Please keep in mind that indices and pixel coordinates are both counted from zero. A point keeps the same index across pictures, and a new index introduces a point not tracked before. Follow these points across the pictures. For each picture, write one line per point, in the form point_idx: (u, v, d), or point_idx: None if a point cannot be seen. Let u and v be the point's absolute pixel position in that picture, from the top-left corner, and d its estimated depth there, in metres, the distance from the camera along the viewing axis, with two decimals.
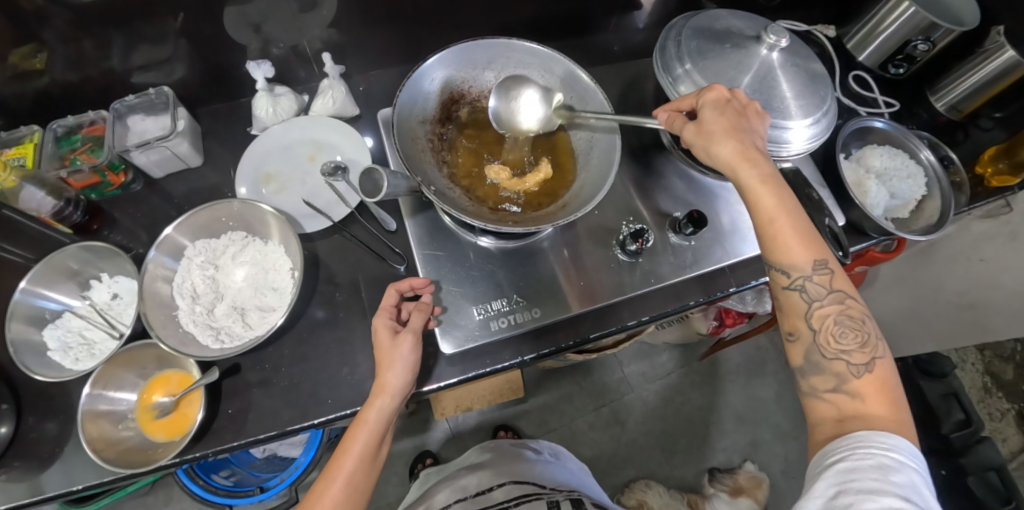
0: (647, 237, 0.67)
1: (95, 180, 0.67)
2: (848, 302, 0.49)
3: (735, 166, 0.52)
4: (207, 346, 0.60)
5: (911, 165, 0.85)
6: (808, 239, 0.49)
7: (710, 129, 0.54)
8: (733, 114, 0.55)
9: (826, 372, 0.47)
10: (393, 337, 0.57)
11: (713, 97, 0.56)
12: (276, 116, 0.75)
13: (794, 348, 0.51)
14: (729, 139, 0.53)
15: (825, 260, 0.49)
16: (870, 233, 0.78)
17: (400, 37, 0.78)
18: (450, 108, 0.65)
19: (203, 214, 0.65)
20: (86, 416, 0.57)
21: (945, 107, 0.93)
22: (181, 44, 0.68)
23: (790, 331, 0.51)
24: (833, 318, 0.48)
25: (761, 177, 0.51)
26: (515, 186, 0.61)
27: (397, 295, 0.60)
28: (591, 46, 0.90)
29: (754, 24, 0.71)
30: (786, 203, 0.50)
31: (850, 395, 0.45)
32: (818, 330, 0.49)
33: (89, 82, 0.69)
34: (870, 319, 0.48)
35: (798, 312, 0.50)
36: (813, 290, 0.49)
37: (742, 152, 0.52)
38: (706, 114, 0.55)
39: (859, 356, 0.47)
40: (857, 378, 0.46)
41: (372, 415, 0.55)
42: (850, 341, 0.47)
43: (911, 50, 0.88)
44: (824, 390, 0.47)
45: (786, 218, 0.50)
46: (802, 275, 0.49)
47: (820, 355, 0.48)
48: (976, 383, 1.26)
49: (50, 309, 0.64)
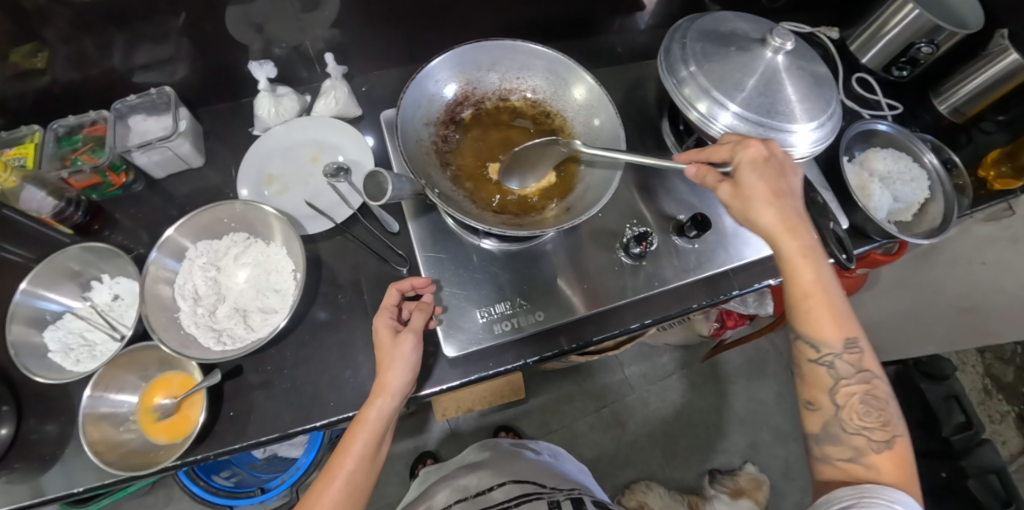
0: (651, 240, 0.67)
1: (96, 180, 0.67)
2: (873, 382, 0.49)
3: (776, 234, 0.52)
4: (209, 348, 0.60)
5: (914, 168, 0.85)
6: (840, 319, 0.50)
7: (751, 194, 0.53)
8: (778, 177, 0.53)
9: (845, 444, 0.48)
10: (394, 337, 0.57)
11: (757, 157, 0.54)
12: (278, 116, 0.74)
13: (812, 417, 0.51)
14: (771, 207, 0.52)
15: (855, 340, 0.49)
16: (873, 237, 0.78)
17: (403, 38, 0.78)
18: (455, 110, 0.65)
19: (203, 216, 0.65)
20: (87, 418, 0.56)
21: (948, 109, 0.93)
22: (183, 43, 0.67)
23: (811, 400, 0.51)
24: (858, 396, 0.49)
25: (800, 251, 0.51)
26: (511, 185, 0.62)
27: (399, 295, 0.60)
28: (594, 47, 0.90)
29: (759, 26, 0.71)
30: (823, 281, 0.50)
31: (867, 467, 0.46)
32: (842, 406, 0.49)
33: (89, 82, 0.68)
34: (894, 402, 0.49)
35: (821, 386, 0.50)
36: (842, 367, 0.49)
37: (783, 224, 0.52)
38: (746, 175, 0.53)
39: (879, 433, 0.47)
40: (877, 454, 0.46)
41: (373, 415, 0.55)
42: (872, 419, 0.48)
43: (915, 53, 0.88)
44: (839, 459, 0.48)
45: (820, 295, 0.50)
46: (832, 352, 0.49)
47: (841, 427, 0.48)
48: (977, 385, 1.26)
49: (50, 310, 0.64)
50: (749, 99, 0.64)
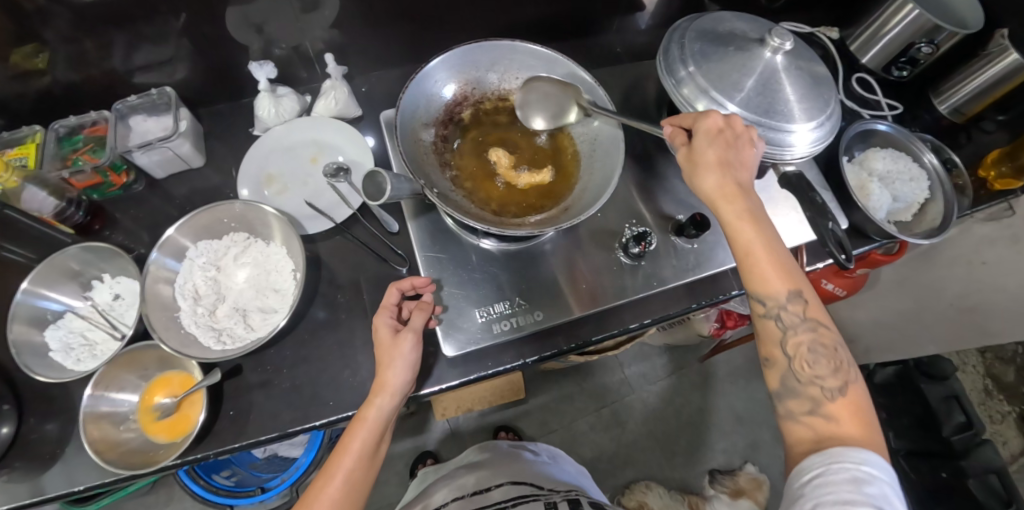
0: (650, 240, 0.67)
1: (97, 180, 0.67)
2: (821, 330, 0.49)
3: (716, 200, 0.52)
4: (209, 347, 0.60)
5: (914, 168, 0.84)
6: (784, 272, 0.49)
7: (700, 159, 0.53)
8: (724, 142, 0.53)
9: (802, 396, 0.47)
10: (394, 336, 0.57)
11: (709, 123, 0.54)
12: (278, 116, 0.75)
13: (770, 374, 0.51)
14: (715, 171, 0.52)
15: (799, 290, 0.49)
16: (872, 237, 0.78)
17: (402, 39, 0.78)
18: (454, 110, 0.65)
19: (204, 215, 0.65)
20: (88, 417, 0.57)
21: (948, 110, 0.93)
22: (183, 44, 0.68)
23: (767, 356, 0.51)
24: (807, 345, 0.48)
25: (741, 212, 0.51)
26: (511, 179, 0.63)
27: (399, 294, 0.60)
28: (594, 48, 0.90)
29: (758, 26, 0.71)
30: (765, 237, 0.50)
31: (826, 417, 0.45)
32: (793, 357, 0.49)
33: (90, 82, 0.69)
34: (843, 347, 0.48)
35: (773, 340, 0.50)
36: (788, 319, 0.49)
37: (726, 185, 0.52)
38: (699, 141, 0.54)
39: (832, 381, 0.47)
40: (831, 402, 0.46)
41: (373, 413, 0.55)
42: (823, 366, 0.47)
43: (915, 53, 0.88)
44: (800, 413, 0.47)
45: (763, 252, 0.50)
46: (777, 305, 0.49)
47: (796, 380, 0.48)
48: (977, 386, 1.26)
49: (51, 309, 0.64)
50: (747, 98, 0.64)
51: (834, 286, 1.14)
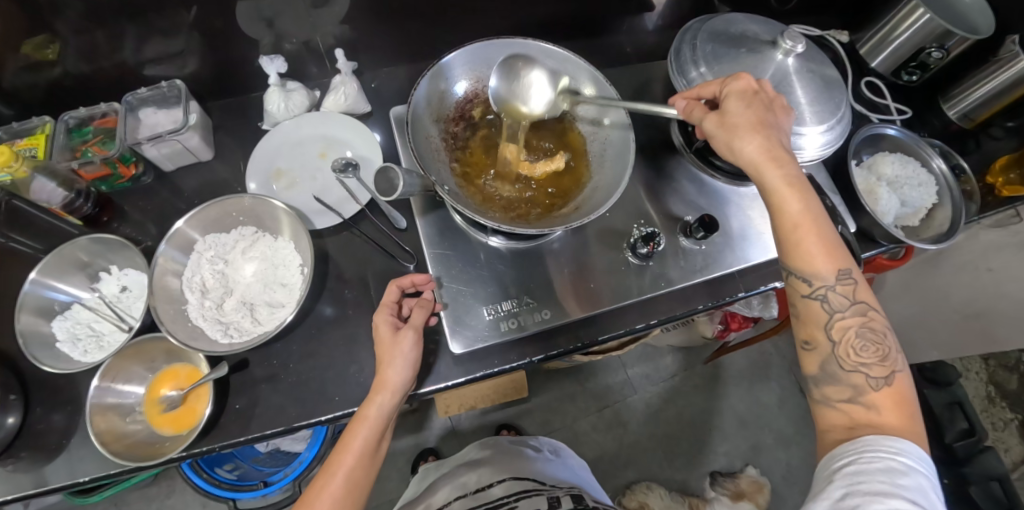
0: (659, 240, 0.67)
1: (106, 172, 0.68)
2: (869, 314, 0.48)
3: (762, 165, 0.52)
4: (216, 340, 0.60)
5: (922, 174, 0.84)
6: (833, 245, 0.49)
7: (739, 126, 0.53)
8: (761, 110, 0.54)
9: (843, 383, 0.47)
10: (394, 334, 0.57)
11: (742, 87, 0.56)
12: (287, 111, 0.75)
13: (810, 357, 0.50)
14: (756, 139, 0.52)
15: (849, 269, 0.48)
16: (880, 240, 0.78)
17: (412, 35, 0.78)
18: (465, 107, 0.65)
19: (214, 208, 0.65)
20: (95, 409, 0.57)
21: (957, 115, 0.93)
22: (193, 37, 0.68)
23: (807, 340, 0.50)
24: (854, 330, 0.48)
25: (789, 180, 0.51)
26: (524, 169, 0.61)
27: (399, 292, 0.60)
28: (603, 48, 0.90)
29: (770, 29, 0.71)
30: (812, 210, 0.49)
31: (867, 407, 0.45)
32: (839, 342, 0.48)
33: (100, 74, 0.69)
34: (891, 334, 0.48)
35: (817, 322, 0.49)
36: (837, 298, 0.48)
37: (768, 153, 0.52)
38: (733, 107, 0.55)
39: (878, 369, 0.46)
40: (876, 391, 0.45)
41: (373, 411, 0.55)
42: (870, 354, 0.47)
43: (925, 57, 0.88)
44: (839, 400, 0.47)
45: (812, 225, 0.49)
46: (825, 284, 0.48)
47: (838, 366, 0.47)
48: (979, 392, 1.23)
49: (58, 300, 0.64)
50: None
51: None
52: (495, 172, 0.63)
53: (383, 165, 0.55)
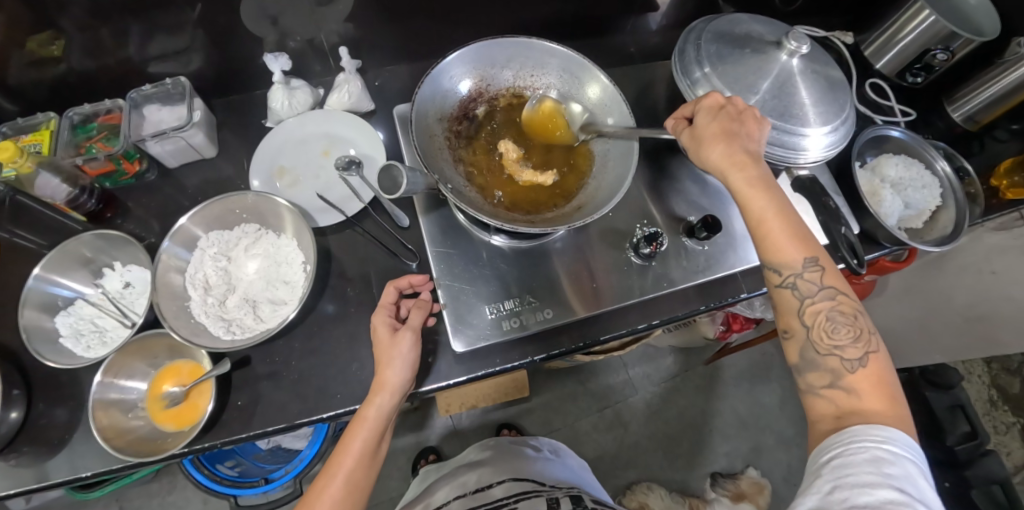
0: (661, 240, 0.66)
1: (110, 168, 0.68)
2: (840, 298, 0.48)
3: (726, 168, 0.53)
4: (219, 337, 0.60)
5: (926, 176, 0.84)
6: (797, 237, 0.50)
7: (704, 135, 0.55)
8: (729, 117, 0.55)
9: (822, 368, 0.46)
10: (393, 335, 0.57)
11: (711, 102, 0.56)
12: (291, 109, 0.75)
13: (790, 346, 0.50)
14: (721, 143, 0.53)
15: (815, 257, 0.49)
16: (883, 243, 0.78)
17: (416, 33, 0.78)
18: (468, 106, 0.64)
19: (217, 205, 0.65)
20: (97, 404, 0.57)
21: (962, 117, 0.92)
22: (197, 34, 0.68)
23: (785, 329, 0.50)
24: (825, 314, 0.48)
25: (751, 181, 0.52)
26: (515, 172, 0.63)
27: (397, 293, 0.61)
28: (607, 48, 0.90)
29: (775, 29, 0.70)
30: (775, 206, 0.51)
31: (846, 390, 0.45)
32: (812, 327, 0.48)
33: (105, 71, 0.69)
34: (863, 315, 0.48)
35: (791, 310, 0.50)
36: (805, 288, 0.49)
37: (732, 155, 0.53)
38: (700, 119, 0.56)
39: (852, 351, 0.46)
40: (852, 373, 0.45)
41: (372, 413, 0.55)
42: (843, 335, 0.46)
43: (930, 58, 0.88)
44: (820, 386, 0.46)
45: (778, 219, 0.50)
46: (793, 273, 0.49)
47: (814, 351, 0.47)
48: (982, 396, 1.26)
49: (62, 296, 0.64)
50: (762, 101, 0.63)
51: None
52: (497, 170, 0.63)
53: (386, 163, 0.54)
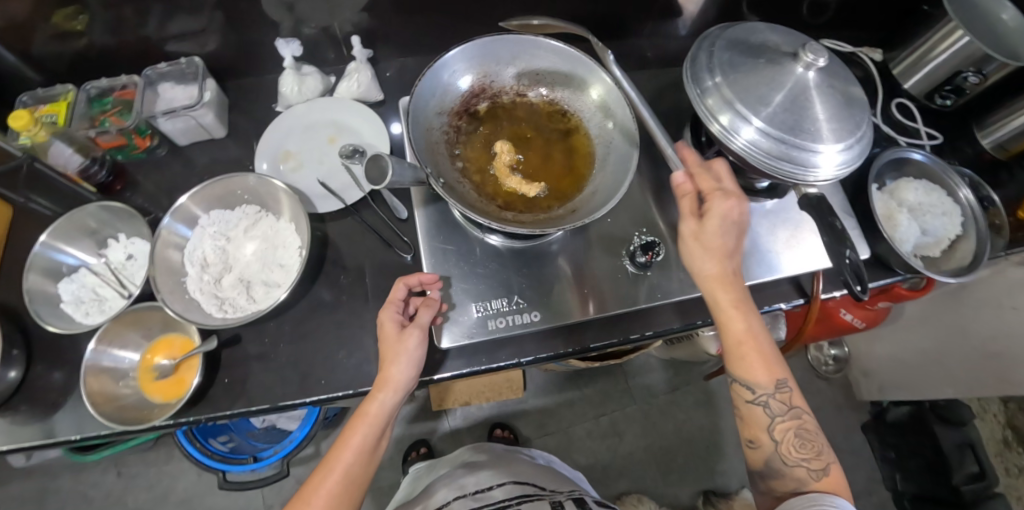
0: (658, 250, 0.65)
1: (122, 141, 0.69)
2: (804, 417, 0.53)
3: (714, 285, 0.54)
4: (211, 314, 0.61)
5: (946, 202, 0.81)
6: (770, 357, 0.53)
7: (704, 242, 0.54)
8: (734, 230, 0.54)
9: (788, 475, 0.52)
10: (400, 332, 0.57)
11: (727, 210, 0.53)
12: (301, 95, 0.76)
13: (755, 455, 0.54)
14: (717, 259, 0.54)
15: (784, 380, 0.53)
16: (896, 269, 0.75)
17: (431, 26, 0.78)
18: (469, 101, 0.63)
19: (218, 185, 0.66)
20: (89, 370, 0.58)
21: (991, 144, 0.89)
22: (216, 17, 0.69)
23: (752, 439, 0.54)
24: (792, 431, 0.52)
25: (736, 301, 0.54)
26: (502, 177, 0.61)
27: (407, 290, 0.60)
28: (623, 51, 0.89)
29: (794, 39, 0.68)
30: (752, 329, 0.53)
31: (810, 496, 0.50)
32: (780, 441, 0.52)
33: (125, 48, 0.71)
34: (822, 433, 0.53)
35: (759, 425, 0.53)
36: (775, 405, 0.53)
37: (726, 273, 0.54)
38: (710, 224, 0.54)
39: (816, 463, 0.51)
40: (818, 482, 0.50)
41: (375, 408, 0.55)
42: (807, 450, 0.52)
43: (960, 81, 0.85)
44: (785, 491, 0.52)
45: (752, 341, 0.53)
46: (765, 392, 0.53)
47: (782, 462, 0.52)
48: (996, 436, 1.22)
49: (66, 263, 0.66)
50: (773, 114, 0.61)
51: (853, 317, 1.07)
52: (488, 169, 0.61)
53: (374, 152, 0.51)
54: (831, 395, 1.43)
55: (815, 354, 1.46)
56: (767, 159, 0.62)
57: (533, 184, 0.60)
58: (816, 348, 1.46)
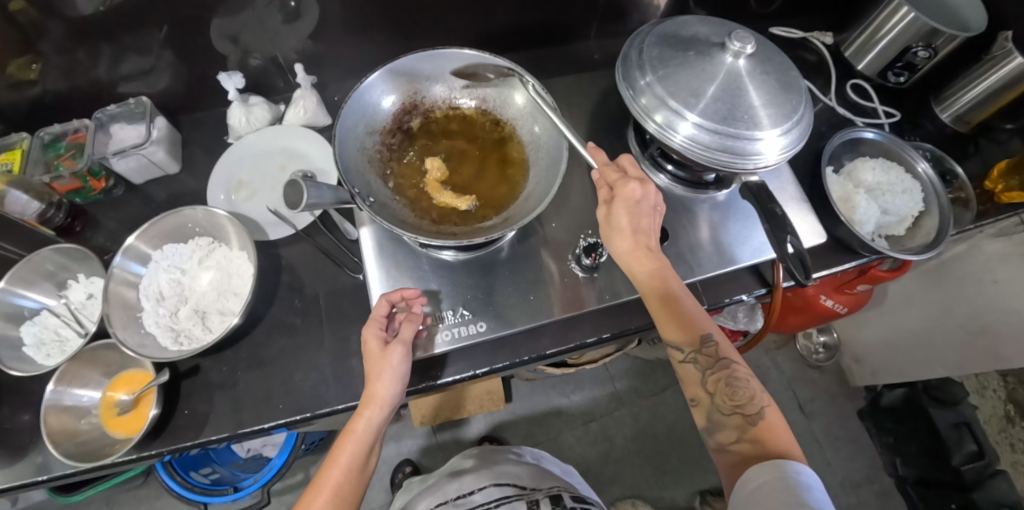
0: (601, 251, 0.65)
1: (77, 185, 0.71)
2: (733, 367, 0.54)
3: (628, 261, 0.56)
4: (166, 347, 0.62)
5: (906, 180, 0.80)
6: (690, 319, 0.55)
7: (617, 223, 0.56)
8: (645, 208, 0.55)
9: (729, 426, 0.52)
10: (383, 348, 0.56)
11: (630, 193, 0.54)
12: (249, 125, 0.77)
13: (698, 412, 0.56)
14: (628, 237, 0.56)
15: (710, 335, 0.55)
16: (860, 251, 0.74)
17: (378, 47, 0.80)
18: (401, 118, 0.65)
19: (170, 219, 0.68)
20: (50, 410, 0.60)
21: (951, 118, 0.89)
22: (165, 55, 0.71)
23: (693, 397, 0.56)
24: (724, 381, 0.54)
25: (648, 273, 0.56)
26: (434, 192, 0.61)
27: (389, 306, 0.58)
28: (572, 54, 0.90)
29: (724, 28, 0.68)
30: (669, 299, 0.55)
31: (751, 442, 0.50)
32: (714, 393, 0.54)
33: (78, 92, 0.73)
34: (755, 378, 0.54)
35: (695, 380, 0.55)
36: (704, 361, 0.54)
37: (635, 248, 0.56)
38: (614, 205, 0.55)
39: (749, 408, 0.52)
40: (754, 426, 0.51)
41: (360, 425, 0.54)
42: (741, 397, 0.53)
43: (911, 57, 0.84)
44: (729, 443, 0.52)
45: (670, 306, 0.55)
46: (692, 351, 0.55)
47: (720, 412, 0.53)
48: (998, 412, 1.17)
49: (27, 307, 0.67)
50: (705, 106, 0.61)
51: (835, 303, 1.04)
52: (421, 185, 0.62)
53: (292, 178, 0.52)
54: (823, 384, 1.41)
55: (805, 343, 1.44)
56: (704, 151, 0.62)
57: (465, 196, 0.61)
58: (806, 337, 1.45)
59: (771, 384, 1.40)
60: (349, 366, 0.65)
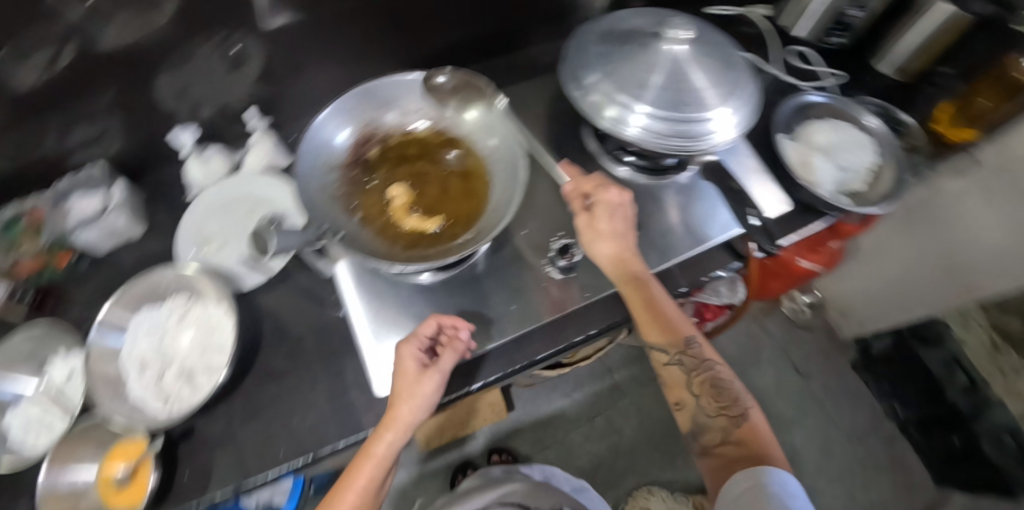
0: (574, 251, 0.68)
1: (40, 262, 0.69)
2: (716, 368, 0.58)
3: (614, 265, 0.58)
4: (156, 413, 0.61)
5: (857, 135, 0.83)
6: (674, 322, 0.57)
7: (599, 230, 0.58)
8: (624, 217, 0.59)
9: (715, 428, 0.56)
10: (420, 372, 0.55)
11: (611, 199, 0.58)
12: (209, 177, 0.78)
13: (682, 416, 0.59)
14: (612, 242, 0.58)
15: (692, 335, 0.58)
16: (825, 211, 0.76)
17: (327, 82, 0.81)
18: (360, 150, 0.66)
19: (140, 284, 0.68)
20: (46, 496, 0.59)
21: (891, 69, 0.92)
22: (114, 117, 0.70)
23: (677, 401, 0.59)
24: (708, 383, 0.57)
25: (632, 277, 0.57)
26: (401, 218, 0.62)
27: (438, 326, 0.58)
28: (518, 62, 0.91)
29: (661, 18, 0.70)
30: (654, 301, 0.57)
31: (736, 444, 0.54)
32: (698, 395, 0.57)
33: (27, 171, 0.69)
34: (736, 380, 0.58)
35: (680, 384, 0.59)
36: (688, 363, 0.58)
37: (619, 253, 0.58)
38: (598, 211, 0.58)
39: (733, 410, 0.56)
40: (739, 427, 0.55)
41: (382, 449, 0.54)
42: (725, 399, 0.56)
43: (847, 18, 0.89)
44: (714, 446, 0.55)
45: (660, 307, 0.57)
46: (678, 353, 0.57)
47: (705, 414, 0.57)
48: (982, 342, 1.12)
49: (7, 395, 0.65)
50: (654, 95, 0.63)
51: (812, 263, 1.05)
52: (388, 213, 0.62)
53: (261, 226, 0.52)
54: (814, 343, 1.45)
55: (791, 305, 1.46)
56: (660, 139, 0.63)
57: (432, 218, 0.62)
58: (790, 299, 1.47)
59: (764, 350, 1.43)
60: (344, 403, 0.65)
